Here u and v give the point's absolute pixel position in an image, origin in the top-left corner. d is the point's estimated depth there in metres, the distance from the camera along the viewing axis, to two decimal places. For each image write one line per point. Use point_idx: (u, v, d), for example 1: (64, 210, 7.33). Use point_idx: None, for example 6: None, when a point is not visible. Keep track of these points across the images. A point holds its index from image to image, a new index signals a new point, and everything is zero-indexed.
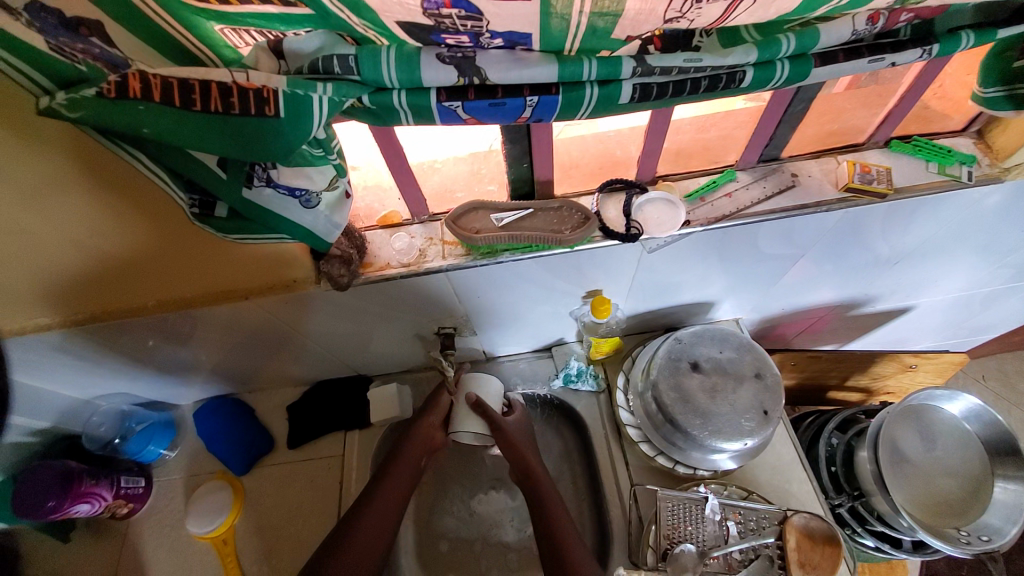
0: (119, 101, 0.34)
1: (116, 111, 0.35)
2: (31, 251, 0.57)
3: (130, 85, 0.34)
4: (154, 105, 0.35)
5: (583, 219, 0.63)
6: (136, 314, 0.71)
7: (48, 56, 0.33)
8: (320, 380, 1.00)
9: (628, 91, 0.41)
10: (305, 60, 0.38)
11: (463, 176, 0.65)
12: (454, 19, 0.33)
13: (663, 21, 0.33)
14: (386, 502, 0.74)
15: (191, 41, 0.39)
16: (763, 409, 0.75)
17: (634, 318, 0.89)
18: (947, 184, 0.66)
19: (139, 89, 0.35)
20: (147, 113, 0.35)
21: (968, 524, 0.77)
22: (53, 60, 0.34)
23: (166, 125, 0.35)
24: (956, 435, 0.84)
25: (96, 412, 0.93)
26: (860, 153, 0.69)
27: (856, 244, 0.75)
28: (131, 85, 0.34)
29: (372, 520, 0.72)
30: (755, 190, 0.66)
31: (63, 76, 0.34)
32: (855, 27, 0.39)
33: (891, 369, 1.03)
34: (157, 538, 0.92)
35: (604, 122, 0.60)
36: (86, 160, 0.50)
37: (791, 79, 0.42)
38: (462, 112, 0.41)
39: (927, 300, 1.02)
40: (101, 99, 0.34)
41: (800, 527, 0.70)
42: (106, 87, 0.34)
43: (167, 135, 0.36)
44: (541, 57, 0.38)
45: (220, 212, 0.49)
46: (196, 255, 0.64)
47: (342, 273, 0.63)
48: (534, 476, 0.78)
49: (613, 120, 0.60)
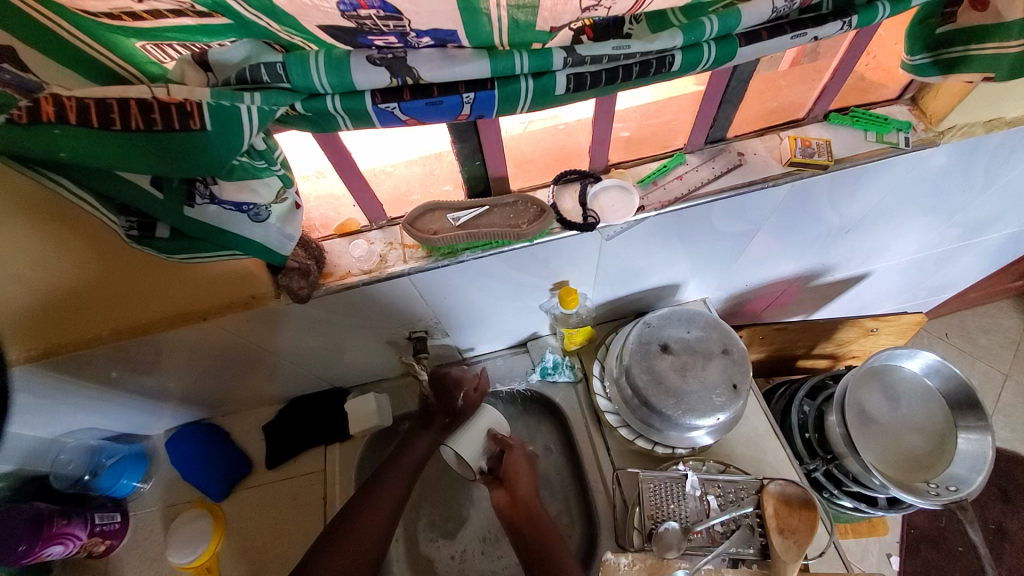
0: (31, 126, 0.33)
1: (30, 136, 0.33)
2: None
3: (43, 109, 0.33)
4: (71, 127, 0.33)
5: (539, 211, 0.63)
6: (93, 345, 0.68)
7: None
8: (296, 396, 0.99)
9: (563, 82, 0.41)
10: (233, 71, 0.37)
11: (416, 177, 0.64)
12: (374, 20, 0.33)
13: (582, 9, 0.34)
14: (374, 525, 0.73)
15: (111, 58, 0.38)
16: (732, 383, 0.77)
17: (605, 305, 0.90)
18: (885, 152, 0.69)
19: (53, 112, 0.33)
20: (63, 137, 0.33)
21: (935, 476, 0.81)
22: None
23: (84, 147, 0.34)
24: (918, 391, 0.88)
25: (63, 450, 0.87)
26: (801, 129, 0.71)
27: (808, 217, 0.78)
28: (45, 109, 0.33)
29: (357, 539, 0.71)
30: (705, 171, 0.67)
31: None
32: (773, 5, 0.41)
33: (855, 334, 1.07)
34: (138, 574, 0.90)
35: (566, 114, 0.60)
36: (14, 191, 0.47)
37: (720, 60, 0.43)
38: (400, 113, 0.40)
39: (883, 265, 1.07)
40: (13, 126, 0.33)
41: (776, 494, 0.73)
42: (16, 112, 0.32)
43: (86, 157, 0.35)
44: (472, 54, 0.38)
45: (162, 233, 0.47)
46: (148, 280, 0.62)
47: (301, 285, 0.62)
48: (524, 502, 0.77)
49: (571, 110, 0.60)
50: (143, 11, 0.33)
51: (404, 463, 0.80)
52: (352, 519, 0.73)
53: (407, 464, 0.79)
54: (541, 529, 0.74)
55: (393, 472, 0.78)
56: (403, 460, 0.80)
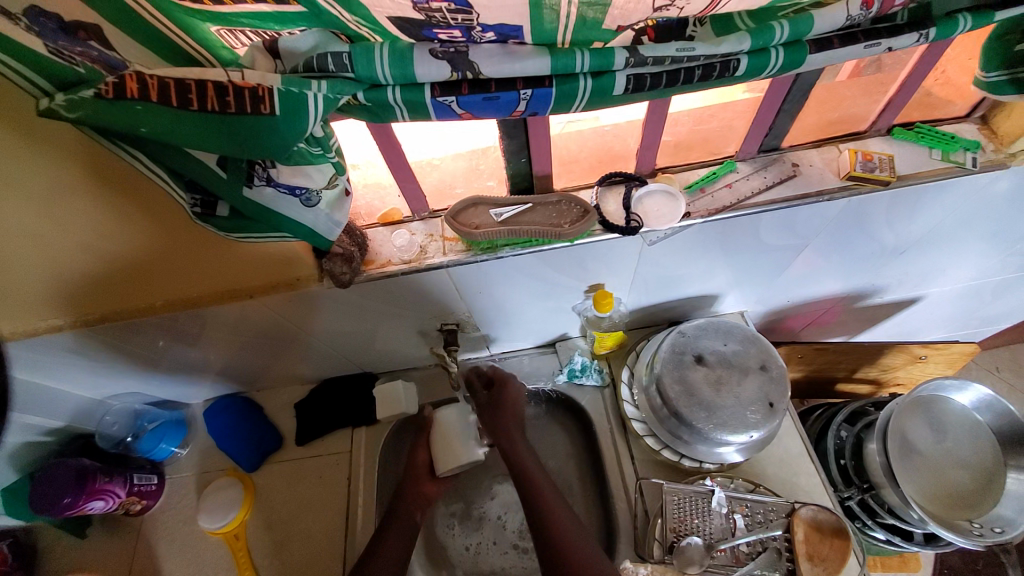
0: (117, 101, 0.35)
1: (117, 111, 0.35)
2: (40, 250, 0.58)
3: (127, 86, 0.35)
4: (152, 104, 0.35)
5: (581, 212, 0.63)
6: (146, 315, 0.72)
7: (48, 59, 0.34)
8: (327, 379, 1.02)
9: (622, 82, 0.40)
10: (300, 59, 0.39)
11: (462, 172, 0.65)
12: (444, 13, 0.33)
13: (653, 9, 0.33)
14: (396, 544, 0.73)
15: (186, 41, 0.39)
16: (768, 401, 0.75)
17: (638, 311, 0.89)
18: (952, 172, 0.65)
19: (136, 89, 0.35)
20: (146, 113, 0.35)
21: (979, 515, 0.76)
22: (51, 62, 0.34)
23: (165, 123, 0.36)
24: (967, 425, 0.83)
25: (108, 412, 0.96)
26: (862, 142, 0.68)
27: (861, 234, 0.74)
28: (128, 85, 0.35)
29: (391, 546, 0.73)
30: (756, 180, 0.65)
31: (60, 78, 0.35)
32: (850, 12, 0.39)
33: (901, 361, 1.02)
34: (170, 534, 0.94)
35: (605, 116, 0.60)
36: (93, 164, 0.51)
37: (786, 67, 0.42)
38: (457, 107, 0.41)
39: (936, 290, 1.01)
40: (100, 100, 0.34)
41: (808, 519, 0.70)
42: (104, 88, 0.34)
43: (165, 135, 0.36)
44: (532, 51, 0.38)
45: (222, 212, 0.49)
46: (201, 256, 0.65)
47: (343, 271, 0.64)
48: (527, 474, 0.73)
49: (614, 113, 0.59)
50: None
51: (420, 489, 0.78)
52: (388, 528, 0.75)
53: (420, 492, 0.78)
54: (538, 495, 0.71)
55: (413, 490, 0.77)
56: (417, 491, 0.77)
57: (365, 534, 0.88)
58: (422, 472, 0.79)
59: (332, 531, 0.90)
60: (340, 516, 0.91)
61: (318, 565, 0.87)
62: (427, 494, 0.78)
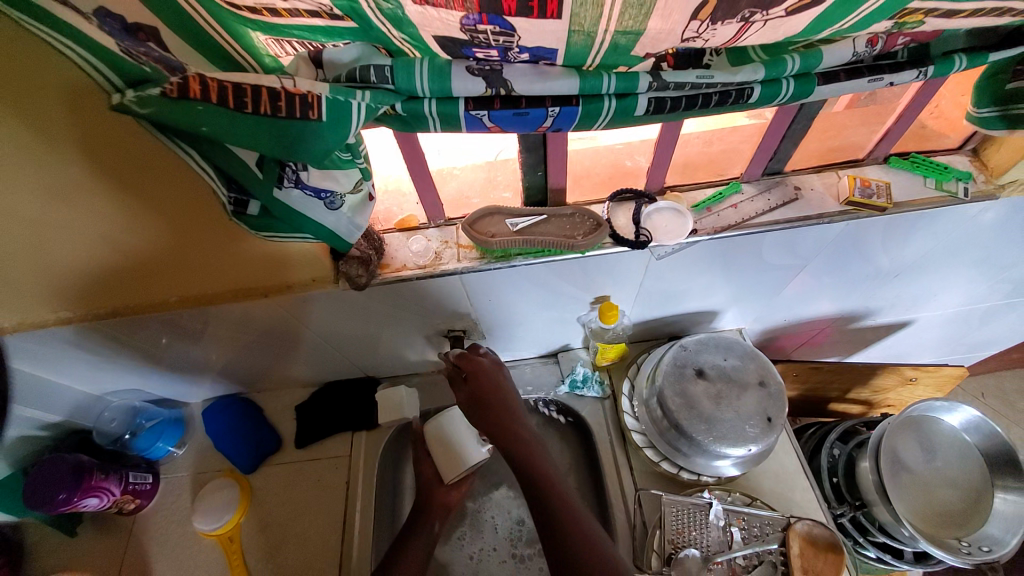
0: (179, 100, 0.37)
1: (178, 110, 0.37)
2: (57, 244, 0.59)
3: (190, 87, 0.37)
4: (213, 106, 0.37)
5: (594, 225, 0.65)
6: (159, 310, 0.73)
7: (118, 56, 0.36)
8: (329, 382, 1.02)
9: (644, 104, 0.43)
10: (343, 70, 0.41)
11: (479, 182, 0.68)
12: (488, 34, 0.36)
13: (682, 40, 0.36)
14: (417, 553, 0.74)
15: (236, 49, 0.41)
16: (767, 416, 0.77)
17: (641, 324, 0.90)
18: (943, 201, 0.68)
19: (198, 90, 0.37)
20: (206, 114, 0.37)
21: (968, 534, 0.78)
22: (121, 60, 0.36)
23: (223, 124, 0.38)
24: (955, 445, 0.85)
25: (107, 408, 0.96)
26: (861, 169, 0.71)
27: (857, 257, 0.77)
28: (191, 86, 0.37)
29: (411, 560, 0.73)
30: (760, 202, 0.68)
31: (130, 76, 0.37)
32: (856, 48, 0.43)
33: (892, 382, 1.05)
34: (162, 535, 0.93)
35: (604, 136, 0.65)
36: (117, 163, 0.53)
37: (796, 96, 0.45)
38: (487, 120, 0.43)
39: (926, 314, 1.04)
40: (165, 98, 0.36)
41: (803, 534, 0.72)
42: (169, 87, 0.36)
43: (223, 135, 0.38)
44: (562, 72, 0.40)
45: (252, 210, 0.51)
46: (217, 253, 0.66)
47: (360, 273, 0.66)
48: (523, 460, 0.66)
49: (614, 134, 0.65)
50: (283, 8, 0.36)
51: (439, 499, 0.78)
52: (409, 539, 0.75)
53: (440, 502, 0.78)
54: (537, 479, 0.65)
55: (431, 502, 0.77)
56: (438, 502, 0.78)
57: (362, 542, 0.87)
58: (434, 485, 0.79)
59: (329, 537, 0.89)
60: (337, 522, 0.90)
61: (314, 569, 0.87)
62: (449, 501, 0.78)
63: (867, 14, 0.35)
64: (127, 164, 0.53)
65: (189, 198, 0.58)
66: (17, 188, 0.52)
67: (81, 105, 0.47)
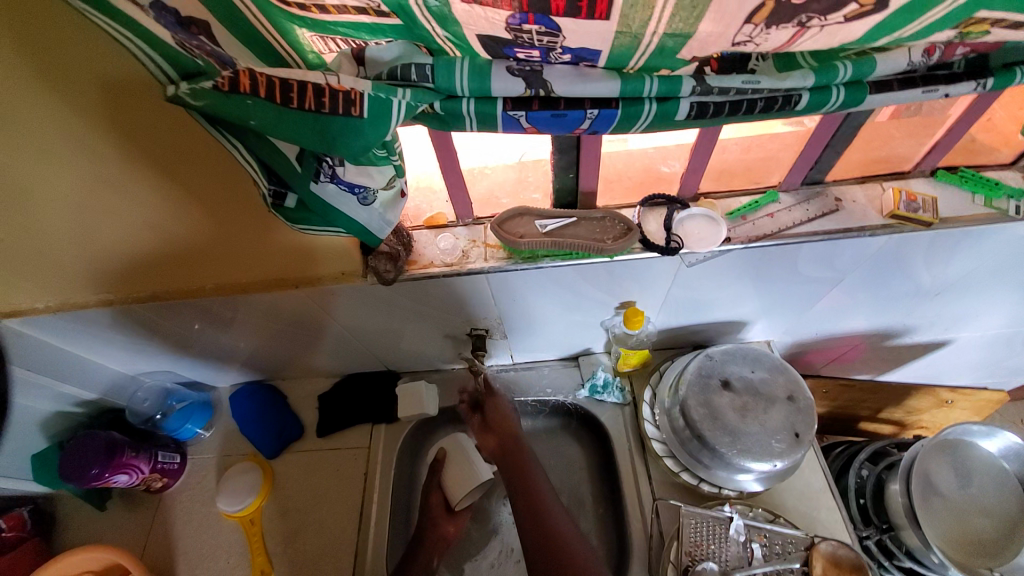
0: (229, 94, 0.38)
1: (229, 103, 0.38)
2: (108, 229, 0.63)
3: (240, 81, 0.37)
4: (261, 100, 0.38)
5: (625, 229, 0.64)
6: (194, 296, 0.76)
7: (174, 50, 0.37)
8: (351, 374, 1.04)
9: (685, 109, 0.42)
10: (384, 67, 0.41)
11: (509, 182, 0.68)
12: (532, 34, 0.35)
13: (732, 43, 0.35)
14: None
15: (281, 44, 0.42)
16: (795, 431, 0.75)
17: (666, 332, 0.89)
18: (992, 218, 0.65)
19: (248, 85, 0.38)
20: (254, 107, 0.38)
21: (1000, 564, 0.74)
22: (178, 54, 0.38)
23: (269, 118, 0.38)
24: (992, 473, 0.81)
25: (141, 389, 1.00)
26: (905, 181, 0.68)
27: (896, 273, 0.74)
28: (242, 81, 0.37)
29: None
30: (798, 212, 0.66)
31: (184, 69, 0.38)
32: (911, 58, 0.41)
33: (926, 405, 1.01)
34: (186, 514, 0.96)
35: (633, 140, 0.64)
36: (159, 152, 0.55)
37: (846, 104, 0.44)
38: (525, 121, 0.43)
39: (966, 335, 1.00)
40: (216, 92, 0.37)
41: (827, 555, 0.69)
42: (220, 81, 0.37)
43: (268, 128, 0.39)
44: (604, 74, 0.40)
45: (290, 203, 0.51)
46: (251, 243, 0.68)
47: (388, 268, 0.67)
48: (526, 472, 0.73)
49: (643, 138, 0.63)
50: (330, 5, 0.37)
51: (439, 529, 0.81)
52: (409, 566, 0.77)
53: (440, 533, 0.81)
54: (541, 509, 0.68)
55: (435, 534, 0.80)
56: (438, 534, 0.81)
57: (378, 535, 0.88)
58: (438, 514, 0.82)
59: (345, 527, 0.91)
60: (353, 515, 0.91)
61: (332, 557, 0.88)
62: (448, 533, 0.81)
63: (929, 23, 0.33)
64: (168, 153, 0.55)
65: (228, 190, 0.60)
66: (74, 174, 0.56)
67: (130, 100, 0.50)
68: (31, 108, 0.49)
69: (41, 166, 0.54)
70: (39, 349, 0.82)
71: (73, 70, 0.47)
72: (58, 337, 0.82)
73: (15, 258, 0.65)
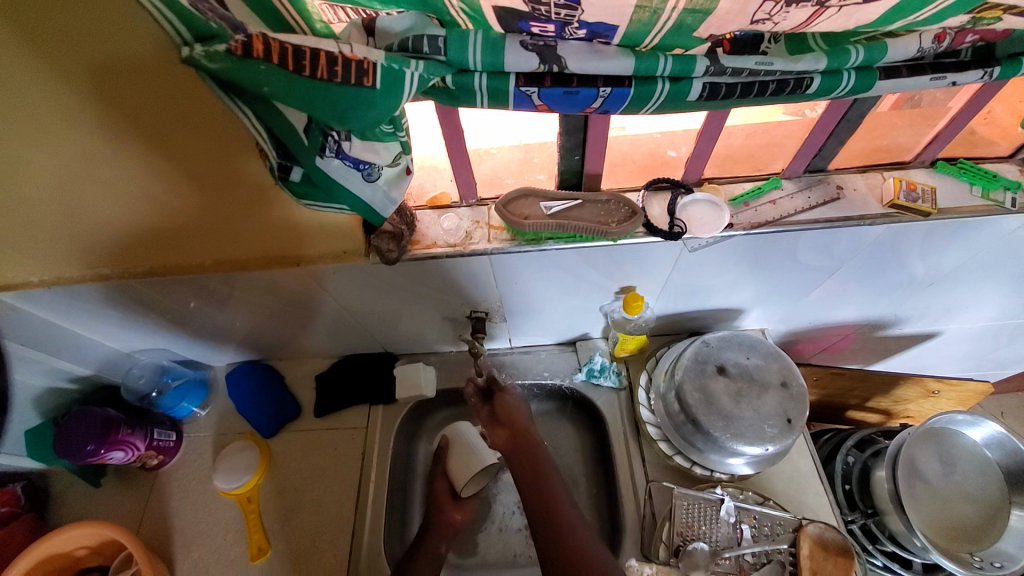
0: (242, 59, 0.37)
1: (241, 68, 0.37)
2: (98, 203, 0.62)
3: (254, 46, 0.37)
4: (274, 67, 0.37)
5: (629, 213, 0.64)
6: (194, 273, 0.75)
7: (187, 11, 0.36)
8: (349, 355, 1.04)
9: (697, 89, 0.42)
10: (394, 39, 0.40)
11: (514, 163, 0.68)
12: (551, 7, 0.35)
13: (751, 21, 0.35)
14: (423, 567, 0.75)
15: (288, 10, 0.41)
16: (787, 417, 0.76)
17: (664, 318, 0.90)
18: (990, 209, 0.66)
19: (260, 50, 0.37)
20: (266, 74, 0.37)
21: (981, 549, 0.77)
22: (191, 15, 0.36)
23: (283, 86, 0.38)
24: (975, 460, 0.84)
25: (136, 365, 0.99)
26: (906, 172, 0.69)
27: (892, 263, 0.76)
28: (255, 46, 0.37)
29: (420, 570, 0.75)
30: (800, 200, 0.67)
31: (198, 32, 0.37)
32: (922, 44, 0.41)
33: (913, 394, 1.03)
34: (182, 491, 0.96)
35: (631, 125, 0.64)
36: (156, 124, 0.54)
37: (855, 90, 0.44)
38: (536, 98, 0.43)
39: (954, 327, 1.02)
40: (230, 57, 0.37)
41: (814, 537, 0.72)
42: (234, 44, 0.37)
43: (281, 97, 0.38)
44: (618, 52, 0.40)
45: (294, 176, 0.49)
46: (251, 219, 0.67)
47: (390, 248, 0.66)
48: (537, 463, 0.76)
49: (639, 124, 0.64)
50: None
51: (447, 516, 0.82)
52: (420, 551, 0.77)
53: (448, 520, 0.82)
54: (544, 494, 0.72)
55: (441, 520, 0.81)
56: (445, 521, 0.82)
57: (375, 513, 0.89)
58: (445, 501, 0.84)
59: (343, 505, 0.91)
60: (351, 494, 0.92)
61: (329, 535, 0.89)
62: (455, 520, 0.83)
63: (945, 6, 0.34)
64: (166, 125, 0.54)
65: (220, 168, 0.59)
66: (62, 145, 0.55)
67: (126, 68, 0.48)
68: (25, 73, 0.48)
69: (28, 136, 0.53)
70: (31, 321, 0.81)
71: (66, 36, 0.45)
72: (51, 312, 0.81)
73: (4, 229, 0.65)
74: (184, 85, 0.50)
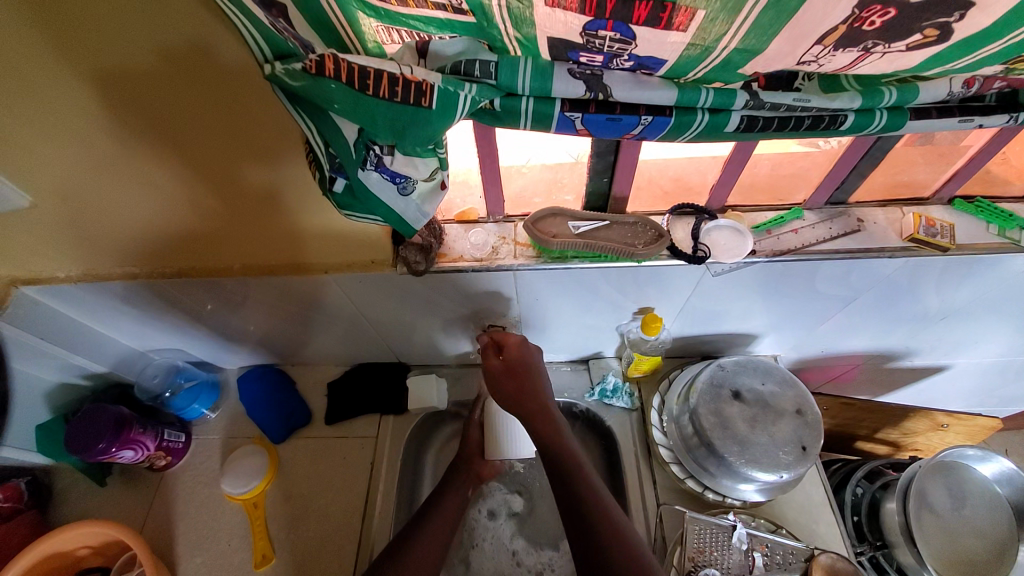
0: (315, 77, 0.39)
1: (313, 85, 0.39)
2: (114, 202, 0.64)
3: (326, 66, 0.38)
4: (342, 85, 0.39)
5: (656, 235, 0.66)
6: (220, 275, 0.76)
7: (267, 29, 0.38)
8: (361, 363, 1.04)
9: (735, 121, 0.44)
10: (445, 62, 0.41)
11: (544, 183, 0.70)
12: (606, 40, 0.37)
13: (797, 62, 0.38)
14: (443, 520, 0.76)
15: (347, 31, 0.42)
16: (802, 444, 0.76)
17: (679, 340, 0.91)
18: (1005, 248, 0.67)
19: (332, 70, 0.39)
20: (337, 91, 0.39)
21: None
22: (273, 35, 0.39)
23: (353, 103, 0.40)
24: (985, 496, 0.83)
25: (149, 364, 1.00)
26: (924, 208, 0.71)
27: (907, 297, 0.77)
28: (327, 66, 0.38)
29: (446, 511, 0.78)
30: (821, 230, 0.68)
31: (278, 49, 0.40)
32: (951, 88, 0.43)
33: (923, 427, 1.03)
34: (188, 494, 0.95)
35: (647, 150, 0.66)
36: (199, 127, 0.55)
37: (886, 128, 0.46)
38: (580, 123, 0.45)
39: (964, 361, 1.02)
40: (306, 75, 0.39)
41: (826, 566, 0.71)
42: (309, 64, 0.39)
43: (350, 111, 0.40)
44: (661, 83, 0.41)
45: (337, 186, 0.50)
46: (282, 225, 0.68)
47: (418, 259, 0.69)
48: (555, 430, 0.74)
49: (656, 149, 0.66)
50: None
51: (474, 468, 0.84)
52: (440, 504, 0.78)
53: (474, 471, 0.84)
54: None
55: (469, 468, 0.84)
56: (474, 471, 0.84)
57: (382, 525, 0.89)
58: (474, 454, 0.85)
59: (349, 515, 0.91)
60: (359, 503, 0.91)
61: (333, 547, 0.88)
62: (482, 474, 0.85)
63: (983, 57, 0.36)
64: (208, 129, 0.55)
65: (237, 175, 0.61)
66: (102, 144, 0.57)
67: (177, 74, 0.50)
68: (82, 73, 0.50)
69: (57, 133, 0.55)
70: (55, 317, 0.82)
71: (124, 43, 0.47)
72: (72, 307, 0.82)
73: (22, 221, 0.66)
74: (207, 95, 0.52)
